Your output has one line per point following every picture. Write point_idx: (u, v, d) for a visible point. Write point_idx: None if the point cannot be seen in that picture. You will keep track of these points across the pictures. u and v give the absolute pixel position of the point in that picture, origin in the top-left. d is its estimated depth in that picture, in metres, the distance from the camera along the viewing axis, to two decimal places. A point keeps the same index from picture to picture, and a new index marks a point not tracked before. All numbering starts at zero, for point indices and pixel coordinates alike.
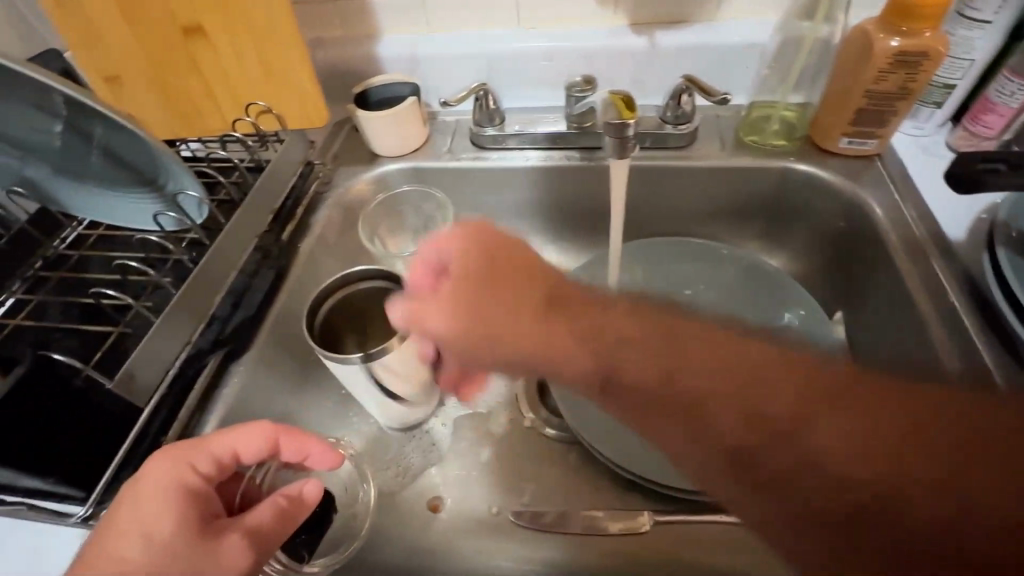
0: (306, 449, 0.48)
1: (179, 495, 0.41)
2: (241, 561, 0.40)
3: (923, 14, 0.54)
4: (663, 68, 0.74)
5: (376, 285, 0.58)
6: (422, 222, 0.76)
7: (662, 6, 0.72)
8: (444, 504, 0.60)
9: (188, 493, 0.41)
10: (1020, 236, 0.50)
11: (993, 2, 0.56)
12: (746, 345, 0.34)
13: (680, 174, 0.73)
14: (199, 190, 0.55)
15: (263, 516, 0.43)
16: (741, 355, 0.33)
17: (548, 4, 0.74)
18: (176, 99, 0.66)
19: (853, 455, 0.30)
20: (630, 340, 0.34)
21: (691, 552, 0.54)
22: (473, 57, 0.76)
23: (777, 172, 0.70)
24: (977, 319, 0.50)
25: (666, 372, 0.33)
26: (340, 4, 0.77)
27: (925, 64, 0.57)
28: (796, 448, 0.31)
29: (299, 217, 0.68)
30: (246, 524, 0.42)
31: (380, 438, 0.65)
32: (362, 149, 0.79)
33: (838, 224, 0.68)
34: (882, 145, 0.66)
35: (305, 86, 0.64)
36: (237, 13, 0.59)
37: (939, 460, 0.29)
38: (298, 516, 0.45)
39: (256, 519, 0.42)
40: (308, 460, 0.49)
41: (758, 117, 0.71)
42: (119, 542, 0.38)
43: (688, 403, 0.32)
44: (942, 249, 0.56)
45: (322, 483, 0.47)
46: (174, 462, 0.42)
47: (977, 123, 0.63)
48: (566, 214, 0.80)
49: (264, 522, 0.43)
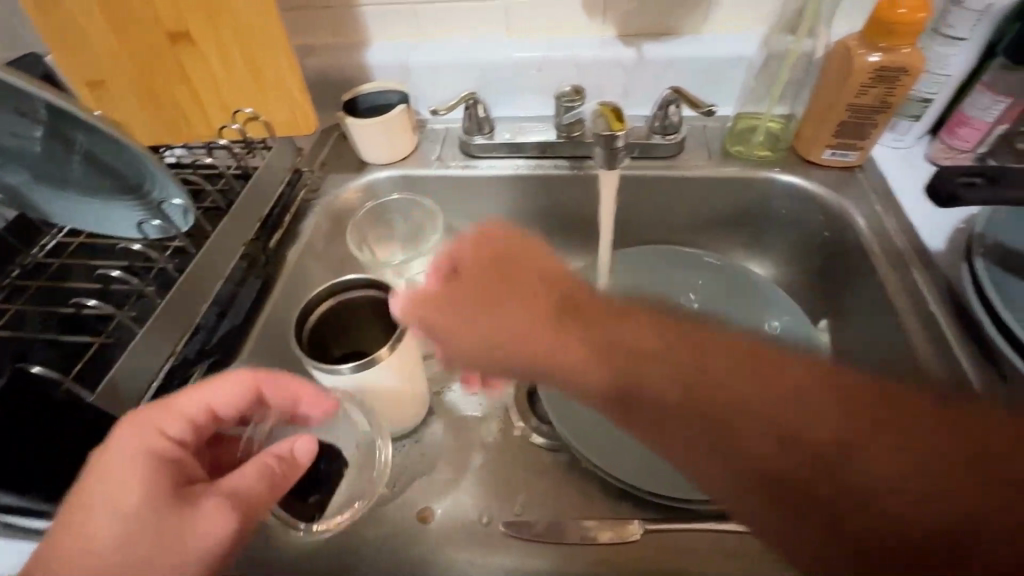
0: (292, 392, 0.49)
1: (145, 465, 0.40)
2: (222, 526, 0.39)
3: (900, 31, 0.55)
4: (651, 79, 0.75)
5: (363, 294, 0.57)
6: (411, 229, 0.77)
7: (650, 18, 0.73)
8: (432, 513, 0.59)
9: (164, 457, 0.41)
10: (995, 248, 0.51)
11: (968, 20, 0.58)
12: (702, 355, 0.36)
13: (668, 183, 0.73)
14: (184, 199, 0.55)
15: (250, 477, 0.42)
16: (695, 360, 0.35)
17: (538, 15, 0.74)
18: (161, 105, 0.65)
19: (779, 459, 0.33)
20: (574, 343, 0.39)
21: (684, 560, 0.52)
22: (463, 66, 0.77)
23: (762, 182, 0.71)
24: (958, 328, 0.51)
25: (620, 370, 0.37)
26: (329, 12, 0.77)
27: (904, 79, 0.58)
28: (732, 447, 0.34)
29: (287, 224, 0.68)
30: (229, 485, 0.41)
31: None
32: (350, 157, 0.78)
33: (821, 234, 0.69)
34: (863, 157, 0.67)
35: (294, 92, 0.64)
36: (225, 20, 0.58)
37: (873, 475, 0.31)
38: (289, 477, 0.44)
39: (242, 479, 0.42)
40: (299, 404, 0.50)
41: (743, 128, 0.72)
42: (91, 510, 0.37)
43: (639, 398, 0.36)
44: (922, 258, 0.58)
45: (315, 439, 0.47)
46: (145, 429, 0.41)
47: (953, 136, 0.65)
48: (556, 222, 0.81)
49: (246, 485, 0.42)
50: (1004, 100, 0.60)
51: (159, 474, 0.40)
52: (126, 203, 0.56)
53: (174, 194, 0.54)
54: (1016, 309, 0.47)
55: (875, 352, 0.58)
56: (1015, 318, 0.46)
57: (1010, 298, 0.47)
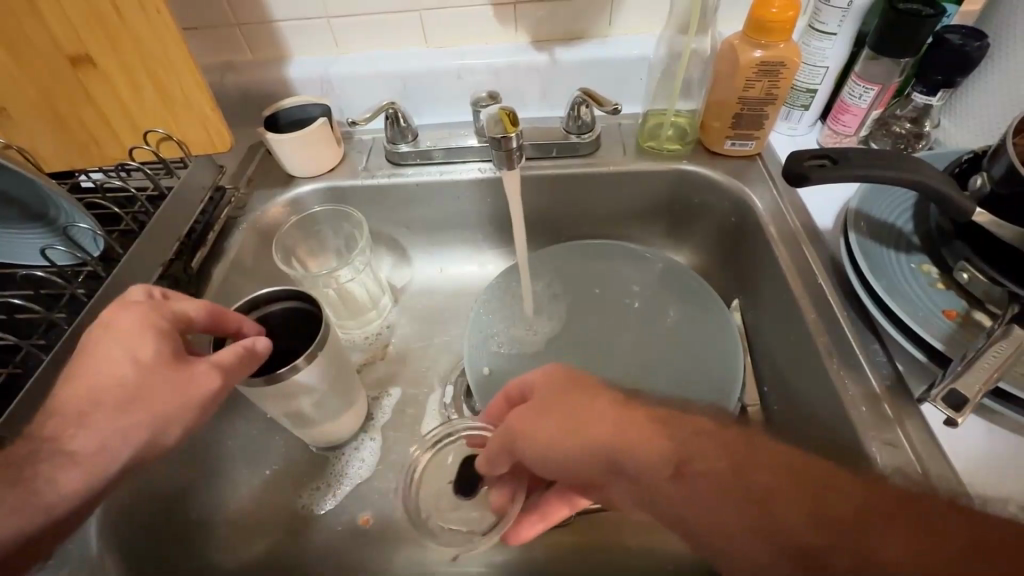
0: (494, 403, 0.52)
1: (136, 364, 0.44)
2: (205, 387, 0.45)
3: (776, 29, 0.60)
4: (566, 81, 0.79)
5: (287, 303, 0.60)
6: (343, 240, 0.78)
7: (561, 23, 0.76)
8: (375, 518, 0.63)
9: (158, 329, 0.46)
10: (868, 223, 0.56)
11: (835, 16, 0.64)
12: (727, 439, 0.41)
13: (589, 179, 0.77)
14: (91, 224, 0.55)
15: (226, 354, 0.47)
16: None
17: (450, 24, 0.76)
18: (69, 129, 0.64)
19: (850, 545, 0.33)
20: None
21: (605, 534, 0.60)
22: (383, 77, 0.78)
23: (673, 174, 0.75)
24: (842, 298, 0.56)
25: (668, 435, 0.42)
26: (243, 28, 0.76)
27: (785, 72, 0.63)
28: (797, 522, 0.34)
29: (211, 243, 0.67)
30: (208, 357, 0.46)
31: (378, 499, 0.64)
32: (277, 171, 0.78)
33: (729, 220, 0.73)
34: (761, 145, 0.72)
35: (204, 109, 0.64)
36: (126, 39, 0.58)
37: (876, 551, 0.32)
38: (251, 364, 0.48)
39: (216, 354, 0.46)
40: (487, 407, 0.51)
41: (653, 125, 0.76)
42: (109, 352, 0.44)
43: None
44: (812, 237, 0.63)
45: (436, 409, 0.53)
46: (142, 312, 0.47)
47: (838, 122, 0.71)
48: (488, 224, 0.83)
49: (221, 357, 0.46)
50: (873, 88, 0.66)
51: (151, 349, 0.45)
52: (33, 230, 0.55)
53: (84, 218, 0.54)
54: (885, 278, 0.51)
55: (774, 326, 0.63)
56: (884, 287, 0.50)
57: (879, 270, 0.52)
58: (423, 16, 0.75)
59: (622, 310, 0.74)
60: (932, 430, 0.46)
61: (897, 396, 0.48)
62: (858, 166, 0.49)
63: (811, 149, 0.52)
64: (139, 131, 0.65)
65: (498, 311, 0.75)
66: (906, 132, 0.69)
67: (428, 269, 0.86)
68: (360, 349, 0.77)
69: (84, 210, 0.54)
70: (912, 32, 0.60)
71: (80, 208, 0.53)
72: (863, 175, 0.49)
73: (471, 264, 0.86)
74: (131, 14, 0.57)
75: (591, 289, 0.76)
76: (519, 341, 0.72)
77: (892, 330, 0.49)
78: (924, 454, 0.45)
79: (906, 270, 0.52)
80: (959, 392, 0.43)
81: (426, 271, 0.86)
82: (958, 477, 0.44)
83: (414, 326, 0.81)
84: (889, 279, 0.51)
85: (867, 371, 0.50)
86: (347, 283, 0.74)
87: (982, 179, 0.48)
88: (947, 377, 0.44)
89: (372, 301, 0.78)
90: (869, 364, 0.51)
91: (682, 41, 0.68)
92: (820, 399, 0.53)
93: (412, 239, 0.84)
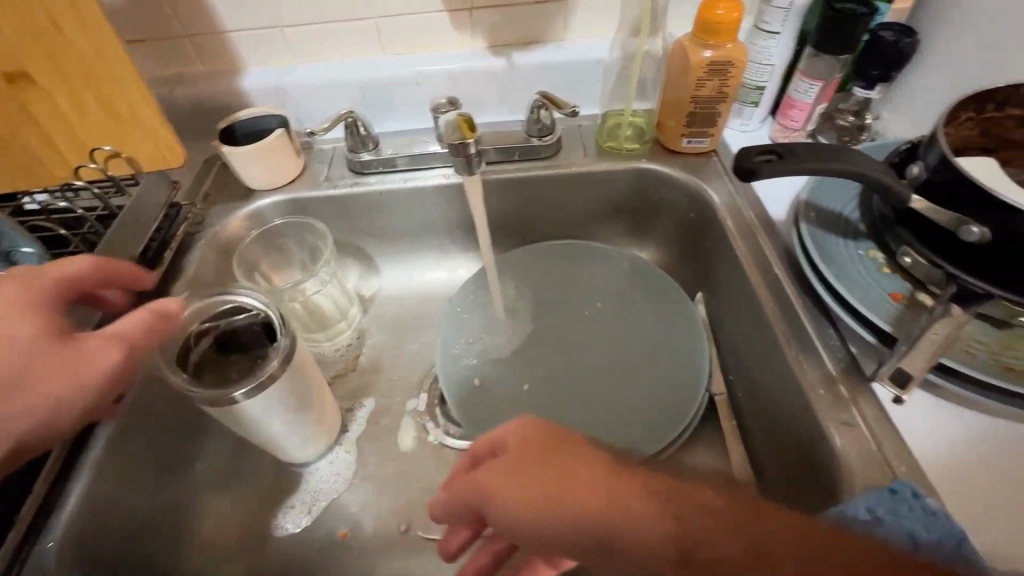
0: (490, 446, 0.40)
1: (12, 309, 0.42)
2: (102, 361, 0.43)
3: (722, 30, 0.62)
4: (525, 85, 0.80)
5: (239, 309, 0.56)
6: (307, 252, 0.76)
7: (518, 28, 0.77)
8: (353, 531, 0.63)
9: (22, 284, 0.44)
10: (817, 214, 0.59)
11: (777, 16, 0.66)
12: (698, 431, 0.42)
13: (552, 181, 0.77)
14: (36, 246, 0.52)
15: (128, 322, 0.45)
16: None
17: (407, 31, 0.76)
18: (8, 149, 0.61)
19: None
20: None
21: None
22: (340, 86, 0.77)
23: (632, 173, 0.77)
24: (798, 286, 0.58)
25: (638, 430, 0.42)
26: (192, 39, 0.74)
27: (733, 71, 0.66)
28: None
29: (167, 262, 0.65)
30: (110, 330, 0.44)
31: (356, 513, 0.64)
32: (235, 184, 0.76)
33: (688, 215, 0.76)
34: (715, 142, 0.74)
35: (152, 123, 0.62)
36: (64, 54, 0.56)
37: None
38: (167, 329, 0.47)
39: (121, 325, 0.45)
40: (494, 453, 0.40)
41: (612, 125, 0.78)
42: None
43: None
44: (767, 229, 0.65)
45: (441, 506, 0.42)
46: (17, 284, 0.44)
47: (787, 117, 0.74)
48: (455, 229, 0.83)
49: (128, 326, 0.45)
50: (817, 84, 0.69)
51: (39, 318, 0.43)
52: None
53: (28, 246, 0.52)
54: (834, 265, 0.54)
55: (736, 316, 0.66)
56: (834, 274, 0.53)
57: (828, 257, 0.55)
58: (379, 23, 0.75)
59: (590, 308, 0.75)
60: (885, 408, 0.48)
61: (852, 377, 0.51)
62: (803, 159, 0.51)
63: (759, 145, 0.53)
64: (85, 149, 0.63)
65: (469, 316, 0.75)
66: (849, 125, 0.72)
67: (397, 277, 0.86)
68: (330, 362, 0.76)
69: (30, 240, 0.52)
70: (849, 30, 0.63)
71: (25, 237, 0.52)
72: (809, 167, 0.51)
73: (439, 270, 0.86)
74: (68, 26, 0.54)
75: (560, 289, 0.78)
76: (491, 343, 0.73)
77: (845, 314, 0.52)
78: (879, 432, 0.47)
79: (853, 256, 0.55)
80: (905, 370, 0.47)
81: (395, 279, 0.85)
82: (911, 451, 0.46)
83: (385, 335, 0.80)
84: (837, 266, 0.54)
85: (823, 353, 0.53)
86: (312, 296, 0.71)
87: (919, 167, 0.50)
88: (896, 355, 0.48)
89: (341, 312, 0.76)
90: (824, 347, 0.53)
91: (634, 43, 0.70)
92: (782, 384, 0.55)
93: (379, 247, 0.84)
